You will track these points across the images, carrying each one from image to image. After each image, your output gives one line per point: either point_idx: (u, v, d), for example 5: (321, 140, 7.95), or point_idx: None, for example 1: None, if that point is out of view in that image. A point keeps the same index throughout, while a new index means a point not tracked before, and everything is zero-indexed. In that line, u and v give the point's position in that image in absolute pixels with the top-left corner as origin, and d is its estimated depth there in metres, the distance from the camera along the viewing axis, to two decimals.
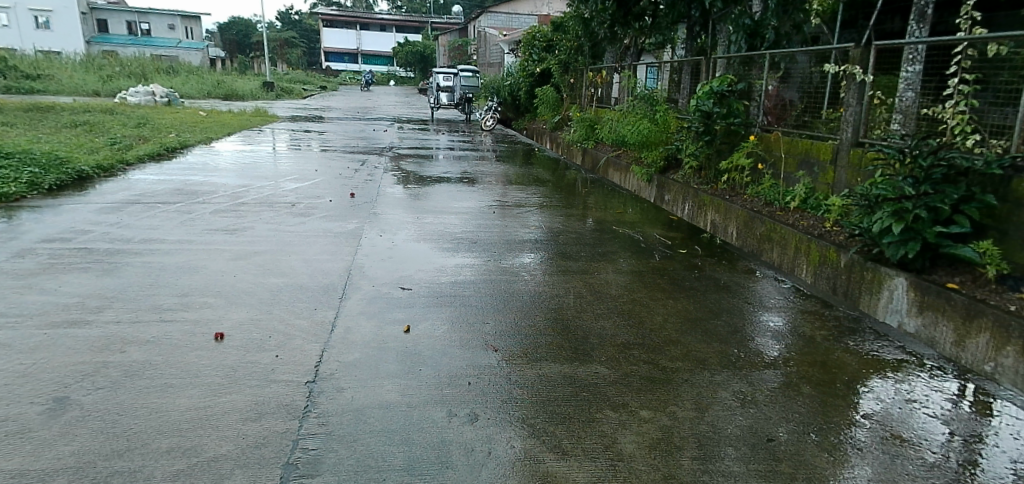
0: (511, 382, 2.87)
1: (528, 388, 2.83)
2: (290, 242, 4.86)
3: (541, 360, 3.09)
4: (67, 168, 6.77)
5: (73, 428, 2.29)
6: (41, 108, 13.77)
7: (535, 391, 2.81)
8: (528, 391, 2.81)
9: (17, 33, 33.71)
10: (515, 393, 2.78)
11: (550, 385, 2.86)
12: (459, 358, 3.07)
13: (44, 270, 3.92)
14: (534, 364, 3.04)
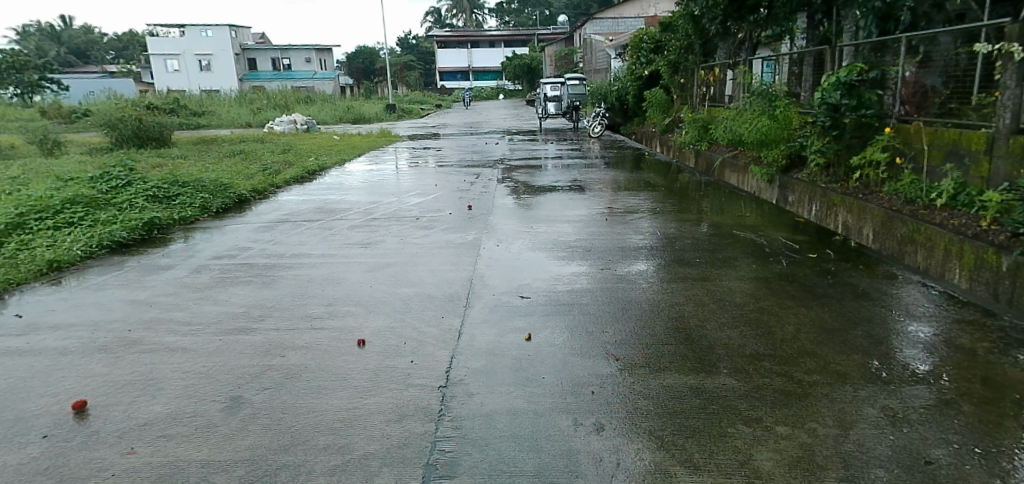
0: (635, 393, 2.86)
1: (654, 399, 2.81)
2: (415, 253, 5.15)
3: (664, 370, 3.06)
4: (230, 192, 7.59)
5: (249, 423, 2.57)
6: (206, 140, 15.51)
7: (661, 403, 2.78)
8: (654, 402, 2.79)
9: (186, 77, 39.10)
10: (642, 404, 2.77)
11: (677, 397, 2.82)
12: (581, 367, 3.10)
13: (216, 284, 4.41)
14: (657, 375, 3.02)
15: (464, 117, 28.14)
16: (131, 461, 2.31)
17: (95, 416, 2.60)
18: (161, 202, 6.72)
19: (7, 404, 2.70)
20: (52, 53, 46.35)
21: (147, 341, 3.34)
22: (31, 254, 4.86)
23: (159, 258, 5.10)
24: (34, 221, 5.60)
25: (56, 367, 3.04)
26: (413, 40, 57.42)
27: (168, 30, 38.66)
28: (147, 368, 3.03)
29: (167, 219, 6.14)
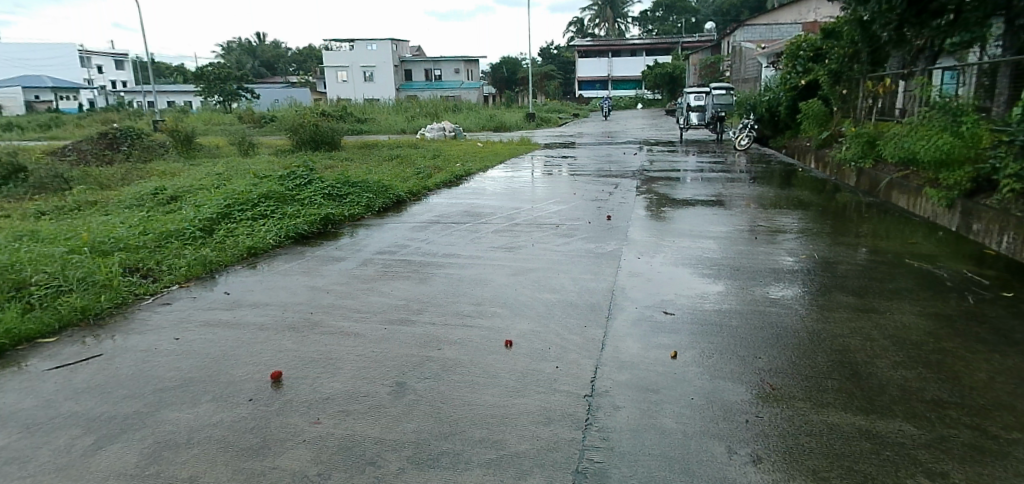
0: (796, 428, 2.71)
1: (818, 437, 2.65)
2: (557, 260, 5.22)
3: (829, 407, 2.87)
4: (390, 193, 8.17)
5: (412, 409, 2.76)
6: (368, 144, 16.74)
7: (826, 442, 2.61)
8: (818, 439, 2.63)
9: (352, 87, 42.62)
10: (803, 440, 2.62)
11: (844, 438, 2.64)
12: (733, 392, 2.99)
13: (378, 277, 4.76)
14: (821, 411, 2.84)
15: (602, 127, 27.95)
16: (316, 430, 2.57)
17: (287, 387, 2.92)
18: (334, 200, 7.38)
19: (219, 369, 3.10)
20: (245, 65, 52.50)
21: (325, 325, 3.69)
22: (234, 240, 5.55)
23: (331, 250, 5.61)
24: (236, 212, 6.37)
25: (254, 341, 3.44)
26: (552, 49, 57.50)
27: (340, 43, 42.31)
28: (326, 348, 3.35)
29: (340, 215, 6.76)
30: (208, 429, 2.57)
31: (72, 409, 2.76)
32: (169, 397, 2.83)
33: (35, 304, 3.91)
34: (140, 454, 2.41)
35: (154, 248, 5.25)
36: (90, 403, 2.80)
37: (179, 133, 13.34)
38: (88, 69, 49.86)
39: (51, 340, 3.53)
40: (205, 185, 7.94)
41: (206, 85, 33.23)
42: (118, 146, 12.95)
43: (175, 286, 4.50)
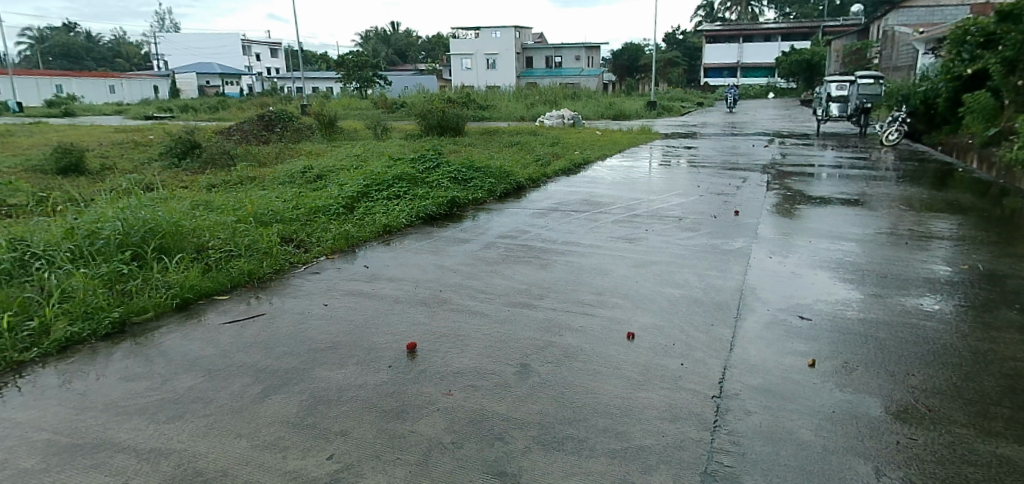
0: (958, 456, 2.44)
1: (987, 468, 2.36)
2: (680, 254, 5.10)
3: (999, 436, 2.56)
4: (511, 179, 8.33)
5: (535, 392, 2.82)
6: (490, 131, 17.13)
7: (998, 474, 2.32)
8: (986, 472, 2.34)
9: (475, 74, 43.68)
10: (968, 471, 2.35)
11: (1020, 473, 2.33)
12: (882, 409, 2.75)
13: (501, 260, 4.88)
14: (989, 439, 2.53)
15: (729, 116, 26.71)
16: (448, 401, 2.71)
17: (421, 358, 3.09)
18: (460, 183, 7.66)
19: (362, 336, 3.38)
20: (379, 53, 55.35)
21: (452, 305, 3.85)
22: (372, 218, 5.94)
23: (457, 232, 5.82)
24: (374, 191, 6.78)
25: (391, 314, 3.71)
26: (679, 34, 55.42)
27: (465, 31, 43.32)
28: (454, 327, 3.50)
29: (465, 198, 7.02)
30: (354, 389, 2.80)
31: (242, 359, 3.12)
32: (320, 357, 3.11)
33: (212, 265, 4.47)
34: (297, 406, 2.67)
35: (305, 221, 5.74)
36: (256, 356, 3.15)
37: (324, 117, 14.36)
38: (247, 57, 54.69)
39: (224, 297, 4.05)
40: (347, 165, 8.51)
41: (347, 72, 35.40)
42: (274, 127, 14.17)
43: (322, 257, 4.99)
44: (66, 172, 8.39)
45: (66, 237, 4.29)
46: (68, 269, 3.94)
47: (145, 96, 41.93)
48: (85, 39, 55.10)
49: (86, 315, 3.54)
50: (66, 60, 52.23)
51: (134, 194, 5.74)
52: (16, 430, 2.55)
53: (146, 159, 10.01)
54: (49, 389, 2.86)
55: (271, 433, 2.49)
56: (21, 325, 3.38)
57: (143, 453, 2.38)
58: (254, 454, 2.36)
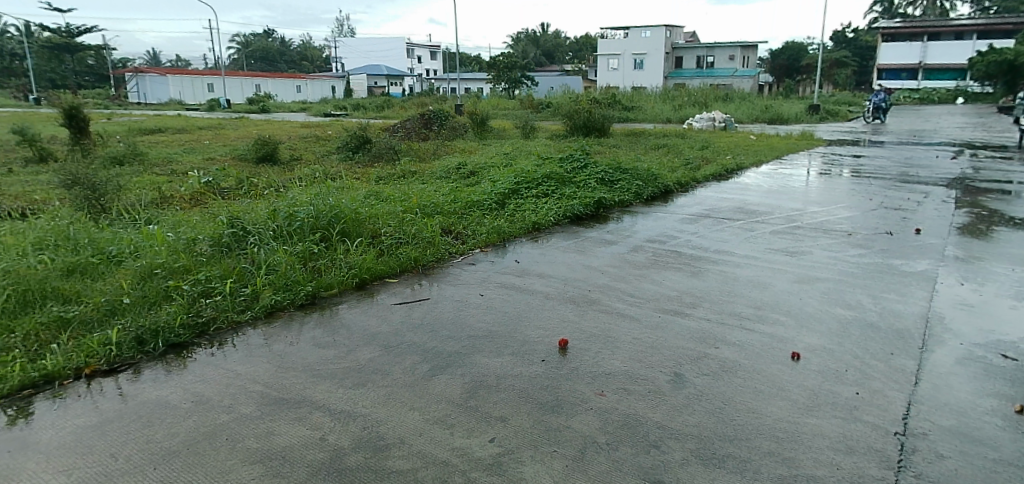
0: None
1: None
2: (850, 273, 4.75)
3: None
4: (659, 182, 8.18)
5: (693, 404, 2.78)
6: (636, 132, 16.84)
7: None
8: None
9: (621, 74, 43.26)
10: None
11: None
12: None
13: (651, 265, 4.84)
14: None
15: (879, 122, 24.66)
16: (602, 402, 2.80)
17: (571, 355, 3.27)
18: (607, 184, 7.67)
19: (519, 332, 3.55)
20: (529, 54, 56.44)
21: (602, 307, 3.91)
22: (522, 214, 6.13)
23: (604, 233, 5.84)
24: (523, 189, 6.97)
25: (544, 312, 3.84)
26: (850, 31, 50.96)
27: (615, 31, 42.99)
28: (604, 328, 3.59)
29: (612, 200, 7.02)
30: (511, 378, 3.04)
31: (410, 340, 3.54)
32: (479, 346, 3.43)
33: (383, 251, 4.93)
34: (462, 390, 2.94)
35: (462, 214, 6.07)
36: (423, 340, 3.46)
37: (476, 116, 14.94)
38: (409, 58, 58.19)
39: (394, 280, 4.55)
40: (497, 162, 8.83)
41: (497, 74, 36.46)
42: (432, 125, 15.00)
43: (476, 249, 5.26)
44: (263, 160, 9.48)
45: (271, 217, 4.90)
46: (273, 245, 4.56)
47: (323, 95, 46.17)
48: (274, 43, 61.67)
49: (286, 286, 4.16)
50: (258, 63, 58.81)
51: (322, 183, 6.41)
52: (236, 380, 3.11)
53: (325, 152, 11.06)
54: (258, 349, 3.44)
55: (439, 410, 2.79)
56: (239, 291, 4.04)
57: (335, 413, 2.78)
58: (427, 427, 2.66)
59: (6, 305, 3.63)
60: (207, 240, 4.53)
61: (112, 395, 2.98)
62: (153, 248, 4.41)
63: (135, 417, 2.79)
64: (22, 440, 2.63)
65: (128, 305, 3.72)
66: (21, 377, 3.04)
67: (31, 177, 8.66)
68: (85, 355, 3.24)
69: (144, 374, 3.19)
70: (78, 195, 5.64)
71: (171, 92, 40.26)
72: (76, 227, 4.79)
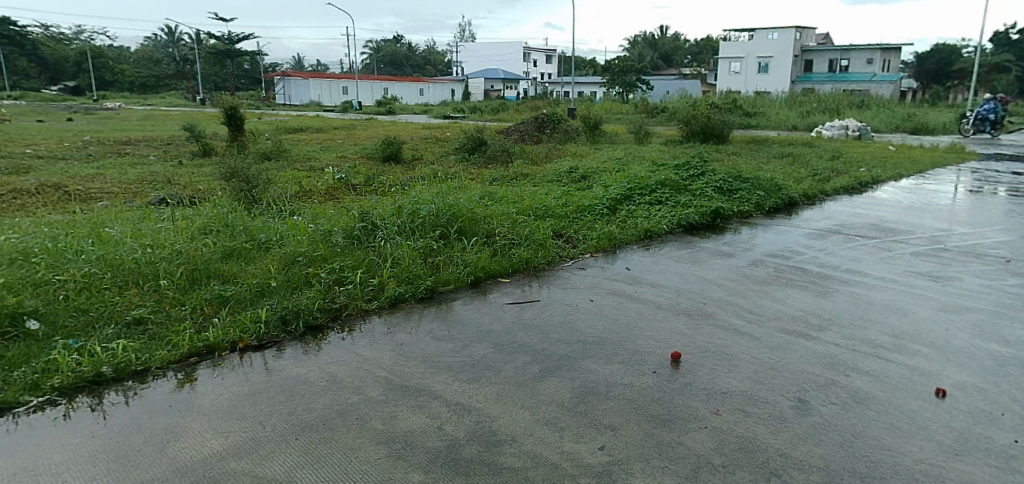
0: None
1: None
2: (1008, 305, 4.26)
3: None
4: (783, 193, 7.76)
5: (819, 433, 2.63)
6: (759, 140, 16.06)
7: None
8: None
9: (745, 78, 41.49)
10: None
11: None
12: None
13: (774, 281, 4.60)
14: None
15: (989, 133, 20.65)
16: (717, 421, 2.72)
17: (685, 369, 3.19)
18: (726, 193, 7.38)
19: (631, 342, 3.51)
20: (647, 57, 55.38)
21: (720, 322, 3.77)
22: (634, 221, 6.03)
23: (721, 244, 5.63)
24: (637, 195, 6.85)
25: (658, 323, 3.77)
26: (1015, 32, 45.74)
27: (739, 33, 41.26)
28: (721, 344, 3.46)
29: (731, 210, 6.75)
30: (621, 387, 3.02)
31: (521, 339, 3.60)
32: (588, 350, 3.43)
33: (498, 250, 5.04)
34: (573, 397, 2.95)
35: (575, 218, 6.07)
36: (536, 344, 3.51)
37: (590, 120, 14.82)
38: (526, 62, 58.91)
39: (506, 280, 4.64)
40: (610, 167, 8.75)
41: (612, 77, 35.99)
42: (546, 128, 15.10)
43: (587, 254, 5.24)
44: (388, 160, 9.97)
45: (397, 213, 5.15)
46: (397, 239, 4.80)
47: (442, 97, 47.79)
48: (401, 47, 64.57)
49: (407, 279, 4.38)
50: (385, 67, 61.99)
51: (443, 183, 6.65)
52: (365, 364, 3.35)
53: (443, 153, 11.45)
54: (382, 337, 3.67)
55: (549, 412, 2.84)
56: (366, 281, 4.31)
57: (451, 405, 2.92)
58: (538, 429, 2.71)
59: (177, 281, 4.09)
60: (341, 233, 4.84)
61: (260, 369, 3.32)
62: (295, 238, 4.78)
63: (280, 391, 3.09)
64: (190, 402, 2.99)
65: (275, 289, 4.08)
66: (189, 346, 3.44)
67: (194, 169, 9.63)
68: (239, 331, 3.61)
69: (286, 351, 3.52)
70: (235, 187, 6.19)
71: (308, 94, 43.34)
72: (233, 214, 5.26)
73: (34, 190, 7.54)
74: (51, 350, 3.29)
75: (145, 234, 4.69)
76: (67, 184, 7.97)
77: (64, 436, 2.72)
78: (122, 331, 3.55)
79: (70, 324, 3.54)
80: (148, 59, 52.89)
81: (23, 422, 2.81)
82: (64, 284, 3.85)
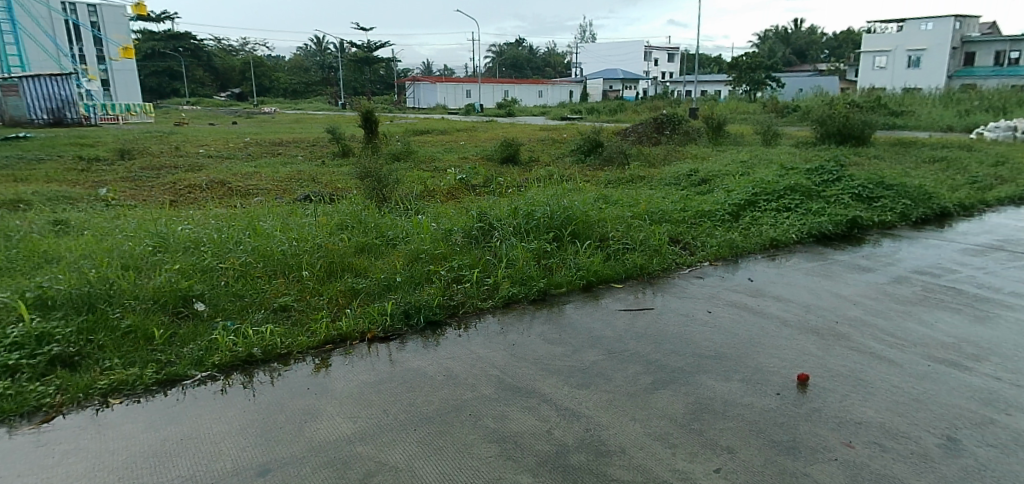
0: None
1: None
2: None
3: None
4: (933, 202, 6.99)
5: (971, 477, 2.32)
6: (907, 142, 14.62)
7: None
8: None
9: (891, 73, 38.12)
10: None
11: None
12: None
13: (920, 301, 4.15)
14: None
15: None
16: (848, 453, 2.48)
17: (813, 393, 2.94)
18: (864, 201, 6.78)
19: (753, 359, 3.29)
20: (780, 53, 52.31)
21: (855, 343, 3.45)
22: (759, 229, 5.68)
23: (858, 257, 5.16)
24: (763, 201, 6.44)
25: (785, 340, 3.50)
26: None
27: (887, 25, 37.93)
28: (856, 368, 3.16)
29: (870, 219, 6.18)
30: (740, 407, 2.84)
31: (634, 348, 3.49)
32: (705, 364, 3.25)
33: (612, 255, 4.93)
34: (686, 413, 2.81)
35: (693, 223, 5.82)
36: (651, 355, 3.38)
37: (714, 120, 14.20)
38: (649, 61, 57.64)
39: (619, 285, 4.53)
40: (733, 170, 8.32)
41: (739, 75, 34.35)
42: (665, 129, 14.65)
43: (706, 262, 5.00)
44: (506, 161, 10.10)
45: (512, 214, 5.18)
46: (512, 240, 4.82)
47: (562, 99, 47.89)
48: (524, 50, 65.43)
49: (521, 280, 4.39)
50: (508, 69, 63.19)
51: (559, 185, 6.62)
52: (479, 362, 3.38)
53: (560, 154, 11.43)
54: (495, 336, 3.70)
55: (661, 426, 2.72)
56: (482, 280, 4.36)
57: (561, 409, 2.88)
58: (648, 443, 2.60)
59: (317, 273, 4.35)
60: (460, 232, 4.94)
61: (385, 359, 3.46)
62: (419, 236, 4.94)
63: (402, 381, 3.20)
64: (325, 386, 3.17)
65: (399, 284, 4.24)
66: (325, 333, 3.65)
67: (335, 169, 10.26)
68: (368, 322, 3.79)
69: (408, 344, 3.64)
70: (367, 186, 6.52)
71: (434, 97, 45.05)
72: (366, 212, 5.52)
73: (203, 186, 8.36)
74: (213, 330, 3.61)
75: (293, 227, 5.02)
76: (228, 181, 8.80)
77: (221, 409, 2.98)
78: (270, 316, 3.83)
79: (228, 306, 3.87)
80: (297, 66, 57.35)
81: (189, 394, 3.11)
82: (226, 271, 4.20)
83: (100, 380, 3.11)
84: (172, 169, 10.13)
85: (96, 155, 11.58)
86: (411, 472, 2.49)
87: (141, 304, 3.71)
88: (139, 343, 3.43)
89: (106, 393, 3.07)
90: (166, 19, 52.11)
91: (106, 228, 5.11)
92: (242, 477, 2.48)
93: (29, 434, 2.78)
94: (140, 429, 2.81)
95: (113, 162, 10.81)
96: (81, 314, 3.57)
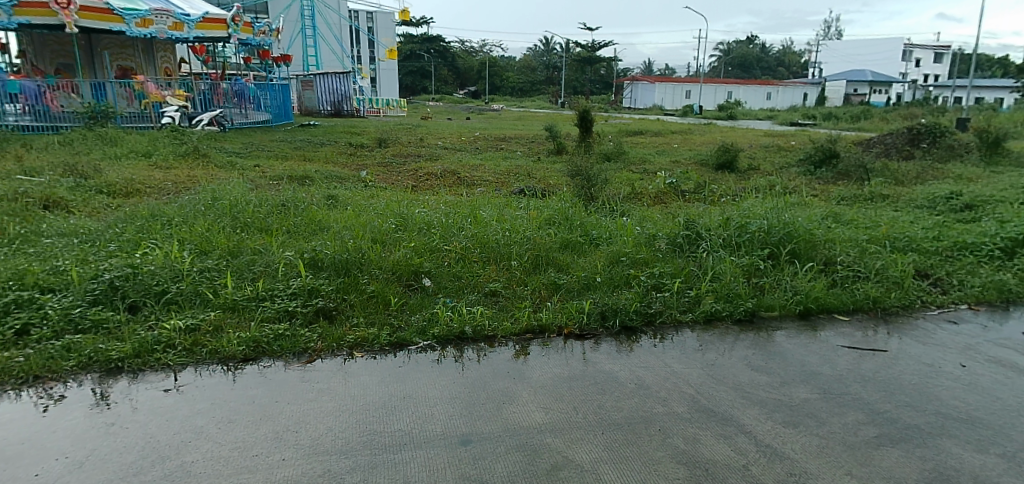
0: None
1: None
2: None
3: None
4: None
5: None
6: None
7: None
8: None
9: None
10: None
11: None
12: None
13: None
14: None
15: None
16: None
17: None
18: None
19: (1019, 434, 2.64)
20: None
21: None
22: None
23: None
24: None
25: None
26: None
27: None
28: None
29: None
30: None
31: (857, 393, 3.00)
32: (951, 427, 2.69)
33: (838, 281, 4.34)
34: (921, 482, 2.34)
35: (948, 256, 4.91)
36: (879, 404, 2.89)
37: (992, 135, 11.94)
38: (907, 63, 50.62)
39: (845, 317, 3.96)
40: (1009, 196, 6.90)
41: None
42: (922, 142, 12.69)
43: (963, 304, 4.18)
44: (723, 167, 9.48)
45: (724, 224, 4.79)
46: (721, 253, 4.45)
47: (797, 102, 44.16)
48: (758, 49, 61.30)
49: (727, 297, 4.03)
50: (739, 70, 59.77)
51: (781, 198, 6.02)
52: (672, 377, 3.15)
53: (785, 164, 10.46)
54: (693, 353, 3.43)
55: None
56: (684, 291, 4.09)
57: (761, 445, 2.56)
58: None
59: (524, 263, 4.41)
60: (665, 239, 4.71)
61: (578, 356, 3.38)
62: (623, 238, 4.81)
63: (593, 382, 3.09)
64: (522, 373, 3.18)
65: (599, 285, 4.14)
66: (527, 322, 3.67)
67: (550, 166, 10.47)
68: (566, 317, 3.73)
69: (602, 346, 3.53)
70: (577, 185, 6.51)
71: (653, 97, 44.20)
72: (575, 209, 5.50)
73: (438, 175, 9.03)
74: (435, 305, 3.83)
75: (508, 218, 5.16)
76: (458, 171, 9.43)
77: (436, 377, 3.13)
78: (482, 299, 3.96)
79: (448, 285, 4.07)
80: (528, 67, 59.98)
81: (413, 358, 3.31)
82: (449, 254, 4.42)
83: (349, 334, 3.45)
84: (415, 158, 11.12)
85: (361, 142, 13.13)
86: (596, 475, 2.40)
87: (382, 273, 4.05)
88: (379, 307, 3.74)
89: (352, 346, 3.39)
90: (424, 23, 57.79)
91: (362, 205, 5.70)
92: (448, 443, 2.57)
93: (298, 370, 3.16)
94: (374, 383, 3.05)
95: (373, 149, 12.18)
96: (340, 276, 3.98)
